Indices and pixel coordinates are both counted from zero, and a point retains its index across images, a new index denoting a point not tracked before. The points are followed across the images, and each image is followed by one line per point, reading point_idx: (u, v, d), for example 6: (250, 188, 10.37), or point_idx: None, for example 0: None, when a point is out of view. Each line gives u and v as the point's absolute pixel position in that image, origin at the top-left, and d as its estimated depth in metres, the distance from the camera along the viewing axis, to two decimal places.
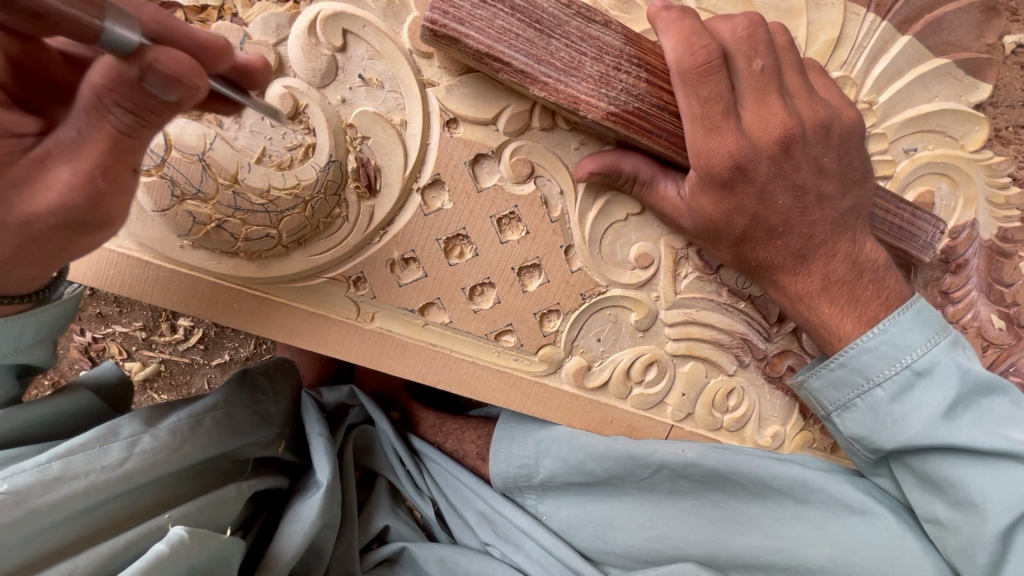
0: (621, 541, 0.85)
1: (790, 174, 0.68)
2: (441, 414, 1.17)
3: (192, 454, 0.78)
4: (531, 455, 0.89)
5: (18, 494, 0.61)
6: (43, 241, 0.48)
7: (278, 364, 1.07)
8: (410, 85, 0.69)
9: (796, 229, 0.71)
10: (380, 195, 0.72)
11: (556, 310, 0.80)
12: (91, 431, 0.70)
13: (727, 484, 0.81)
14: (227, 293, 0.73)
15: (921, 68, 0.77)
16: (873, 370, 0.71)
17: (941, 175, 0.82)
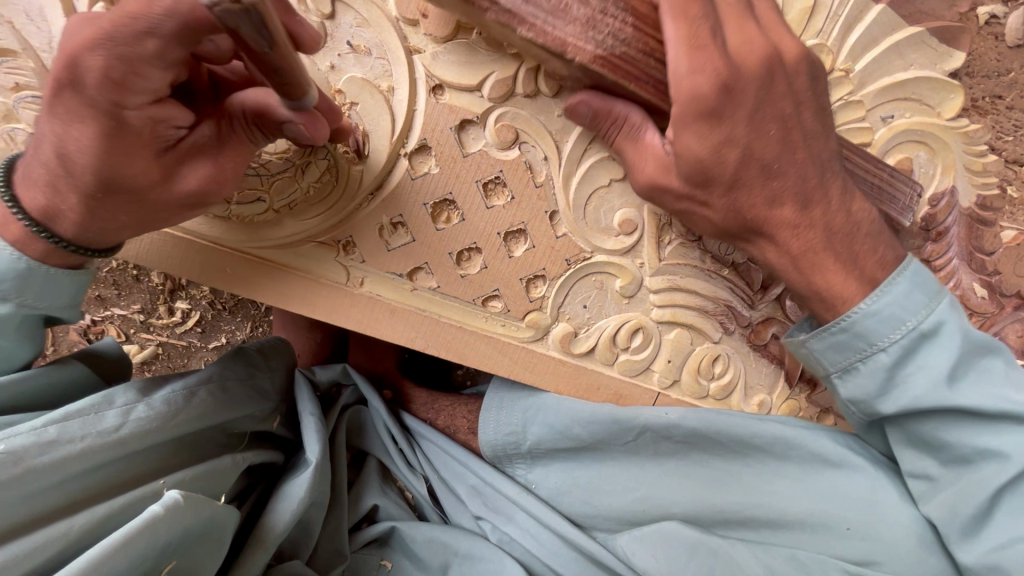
0: (606, 503, 0.86)
1: (775, 105, 0.68)
2: (433, 392, 1.19)
3: (187, 424, 0.79)
4: (519, 422, 0.91)
5: (15, 454, 0.62)
6: (159, 214, 0.63)
7: (274, 343, 1.09)
8: (397, 52, 0.71)
9: (790, 171, 0.69)
10: (368, 161, 0.74)
11: (541, 276, 0.81)
12: (86, 399, 0.71)
13: (709, 445, 0.83)
14: (219, 257, 0.75)
15: (896, 36, 0.79)
16: (878, 335, 0.69)
17: (919, 143, 0.84)
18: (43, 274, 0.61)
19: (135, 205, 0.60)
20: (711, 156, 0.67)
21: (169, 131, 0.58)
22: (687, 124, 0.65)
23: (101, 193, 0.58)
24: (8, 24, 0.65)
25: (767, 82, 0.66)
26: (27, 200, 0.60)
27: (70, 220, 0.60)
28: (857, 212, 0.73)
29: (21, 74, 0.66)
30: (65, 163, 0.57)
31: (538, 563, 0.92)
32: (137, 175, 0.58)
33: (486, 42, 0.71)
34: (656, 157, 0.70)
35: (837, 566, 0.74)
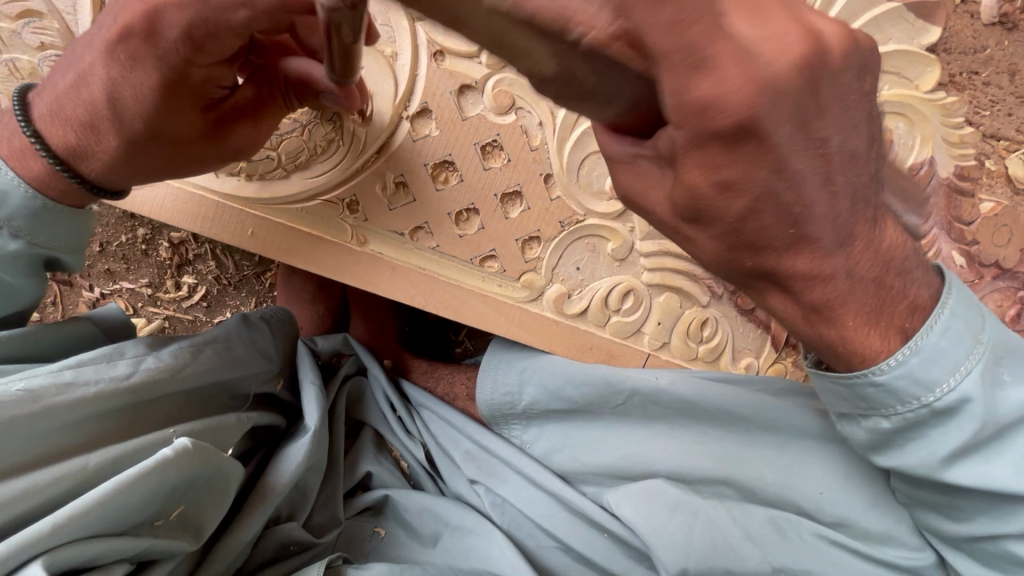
0: (594, 461, 0.86)
1: (822, 118, 0.45)
2: (432, 362, 1.24)
3: (192, 377, 0.81)
4: (514, 381, 0.91)
5: (34, 393, 0.65)
6: (189, 163, 0.68)
7: (277, 312, 1.08)
8: (400, 19, 0.75)
9: (816, 209, 0.49)
10: (372, 123, 0.78)
11: (536, 238, 0.85)
12: (98, 350, 0.73)
13: (698, 409, 0.82)
14: (230, 213, 0.79)
15: (874, 11, 0.83)
16: (881, 403, 0.60)
17: (898, 115, 0.88)
18: (52, 211, 0.65)
19: (174, 154, 0.66)
20: (725, 194, 0.46)
21: (215, 89, 0.64)
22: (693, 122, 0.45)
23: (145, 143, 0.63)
24: None
25: (818, 85, 0.43)
26: (53, 137, 0.63)
27: (103, 161, 0.64)
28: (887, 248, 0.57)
29: (46, 34, 0.70)
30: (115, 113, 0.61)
31: (528, 525, 0.95)
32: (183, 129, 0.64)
33: None
34: (696, 155, 0.43)
35: (810, 529, 0.73)
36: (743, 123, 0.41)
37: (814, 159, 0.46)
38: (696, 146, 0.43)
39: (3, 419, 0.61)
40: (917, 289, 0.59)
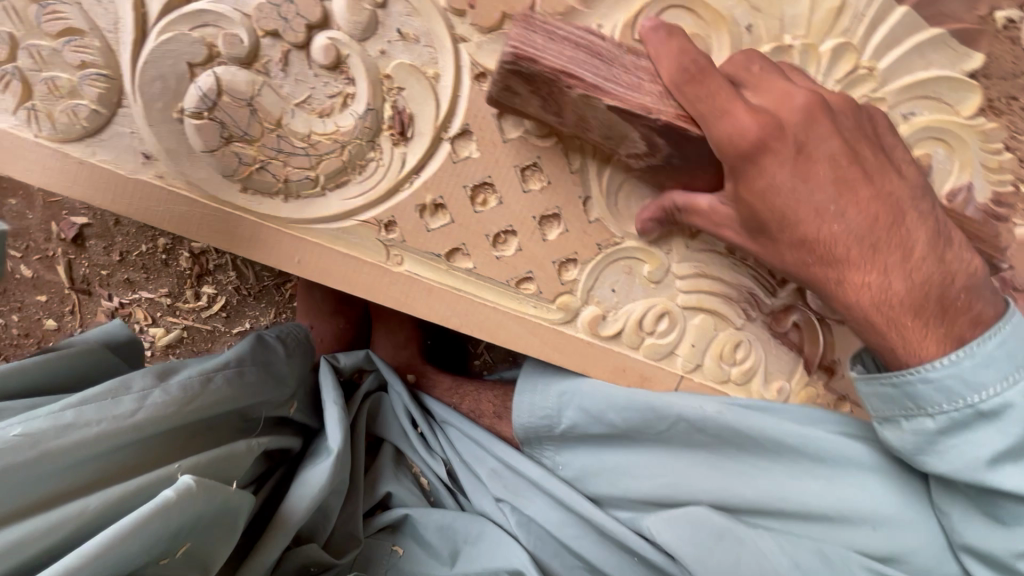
0: (632, 487, 0.89)
1: (832, 145, 0.67)
2: (456, 379, 1.23)
3: (201, 406, 0.82)
4: (552, 407, 0.94)
5: (31, 438, 0.64)
6: None
7: (293, 329, 1.14)
8: (443, 40, 0.74)
9: (850, 214, 0.67)
10: (411, 144, 0.77)
11: (573, 260, 0.84)
12: (101, 386, 0.74)
13: (744, 442, 0.81)
14: (265, 232, 0.78)
15: (917, 37, 0.82)
16: (927, 401, 0.66)
17: (938, 140, 0.88)
18: None
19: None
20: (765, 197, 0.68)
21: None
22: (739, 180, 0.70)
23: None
24: (78, 4, 0.67)
25: (821, 121, 0.67)
26: None
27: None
28: (957, 264, 0.67)
29: (86, 52, 0.68)
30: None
31: (552, 546, 0.95)
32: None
33: None
34: (738, 180, 0.69)
35: (861, 562, 0.73)
36: (758, 148, 0.66)
37: (834, 174, 0.67)
38: (738, 168, 0.68)
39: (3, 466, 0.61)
40: (982, 306, 0.67)
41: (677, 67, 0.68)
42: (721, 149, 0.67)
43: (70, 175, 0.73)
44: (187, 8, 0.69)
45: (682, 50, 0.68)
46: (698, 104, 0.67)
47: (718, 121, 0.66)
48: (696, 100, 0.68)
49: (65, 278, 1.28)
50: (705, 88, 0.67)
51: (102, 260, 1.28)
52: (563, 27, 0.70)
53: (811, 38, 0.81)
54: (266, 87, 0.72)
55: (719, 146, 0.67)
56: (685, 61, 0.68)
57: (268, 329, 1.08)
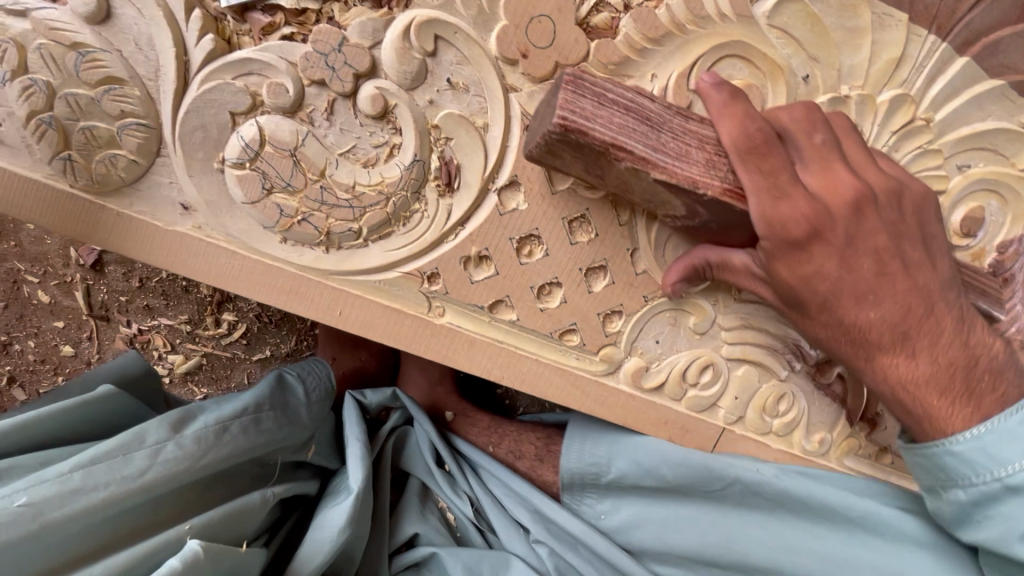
0: (684, 542, 0.95)
1: (878, 236, 0.65)
2: (495, 418, 1.20)
3: (214, 459, 0.80)
4: (603, 455, 0.98)
5: (34, 508, 0.62)
6: None
7: (311, 363, 1.14)
8: (493, 90, 0.72)
9: (887, 301, 0.66)
10: (457, 195, 0.74)
11: (619, 312, 0.82)
12: (115, 439, 0.71)
13: (794, 504, 0.89)
14: (305, 283, 0.75)
15: (976, 88, 0.80)
16: (958, 473, 0.69)
17: (991, 192, 0.85)
18: None
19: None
20: (804, 284, 0.67)
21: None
22: (778, 257, 0.67)
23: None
24: (119, 52, 0.65)
25: (860, 208, 0.64)
26: None
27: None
28: (977, 344, 0.68)
29: (126, 101, 0.66)
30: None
31: None
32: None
33: None
34: (780, 261, 0.67)
35: None
36: (810, 235, 0.64)
37: (871, 264, 0.66)
38: (784, 250, 0.65)
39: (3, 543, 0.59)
40: (1006, 386, 0.68)
41: (742, 137, 0.63)
42: (771, 231, 0.64)
43: (107, 226, 0.70)
44: (231, 57, 0.66)
45: (748, 116, 0.63)
46: (763, 178, 0.63)
47: (770, 203, 0.63)
48: (763, 177, 0.63)
49: (83, 304, 1.25)
50: (768, 167, 0.63)
51: (121, 286, 1.26)
52: (616, 88, 0.65)
53: (868, 89, 0.79)
54: (309, 137, 0.70)
55: (772, 227, 0.64)
56: (748, 131, 0.63)
57: (289, 367, 1.07)
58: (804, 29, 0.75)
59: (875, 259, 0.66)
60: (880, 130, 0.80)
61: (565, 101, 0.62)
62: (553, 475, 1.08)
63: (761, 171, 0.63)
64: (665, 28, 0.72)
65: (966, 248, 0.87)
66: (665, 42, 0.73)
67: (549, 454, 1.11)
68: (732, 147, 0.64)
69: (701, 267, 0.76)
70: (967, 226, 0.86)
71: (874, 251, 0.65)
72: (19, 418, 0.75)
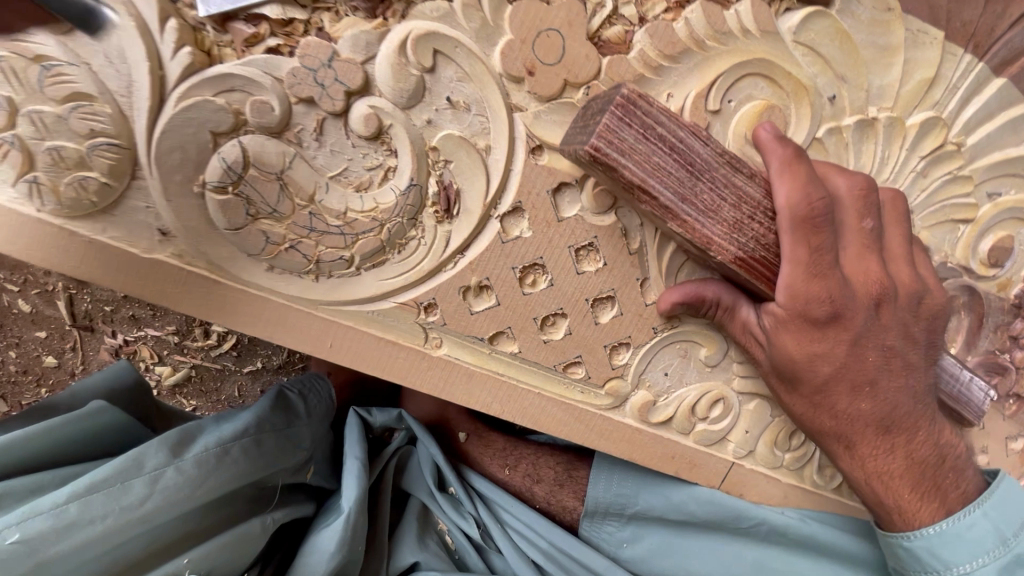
0: (702, 571, 0.99)
1: (888, 333, 0.69)
2: (511, 440, 1.17)
3: (216, 484, 0.75)
4: (629, 489, 1.02)
5: (30, 544, 0.56)
6: None
7: (308, 380, 1.10)
8: (497, 109, 0.66)
9: (874, 393, 0.71)
10: (457, 222, 0.69)
11: (626, 344, 0.78)
12: (112, 465, 0.66)
13: (812, 544, 0.92)
14: (293, 314, 0.71)
15: (1011, 112, 0.75)
16: (910, 565, 0.76)
17: (1021, 221, 0.81)
18: None
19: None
20: (811, 363, 0.69)
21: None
22: (788, 329, 0.68)
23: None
24: (87, 66, 0.58)
25: (883, 305, 0.68)
26: None
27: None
28: (946, 443, 0.75)
29: (96, 119, 0.60)
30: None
31: None
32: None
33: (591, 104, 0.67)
34: (786, 333, 0.69)
35: None
36: (832, 318, 0.66)
37: (880, 355, 0.70)
38: (795, 324, 0.67)
39: None
40: (966, 485, 0.74)
41: (798, 207, 0.63)
42: (799, 304, 0.65)
43: (78, 254, 0.65)
44: (210, 72, 0.60)
45: (808, 187, 0.62)
46: (810, 257, 0.63)
47: (807, 278, 0.64)
48: (811, 255, 0.63)
49: (65, 314, 1.19)
50: (818, 246, 0.63)
51: (106, 296, 1.19)
52: (667, 123, 0.62)
53: (897, 110, 0.73)
54: (297, 159, 0.64)
55: (803, 301, 0.65)
56: (808, 201, 0.62)
57: (287, 384, 1.03)
58: (832, 45, 0.70)
59: (883, 350, 0.70)
60: (909, 154, 0.75)
61: (605, 129, 0.60)
62: (573, 501, 1.09)
63: (809, 247, 0.63)
64: (682, 44, 0.67)
65: (992, 279, 0.83)
66: (682, 59, 0.67)
67: (569, 480, 1.10)
68: (785, 211, 0.63)
69: (708, 302, 0.73)
70: (994, 255, 0.81)
71: (884, 345, 0.69)
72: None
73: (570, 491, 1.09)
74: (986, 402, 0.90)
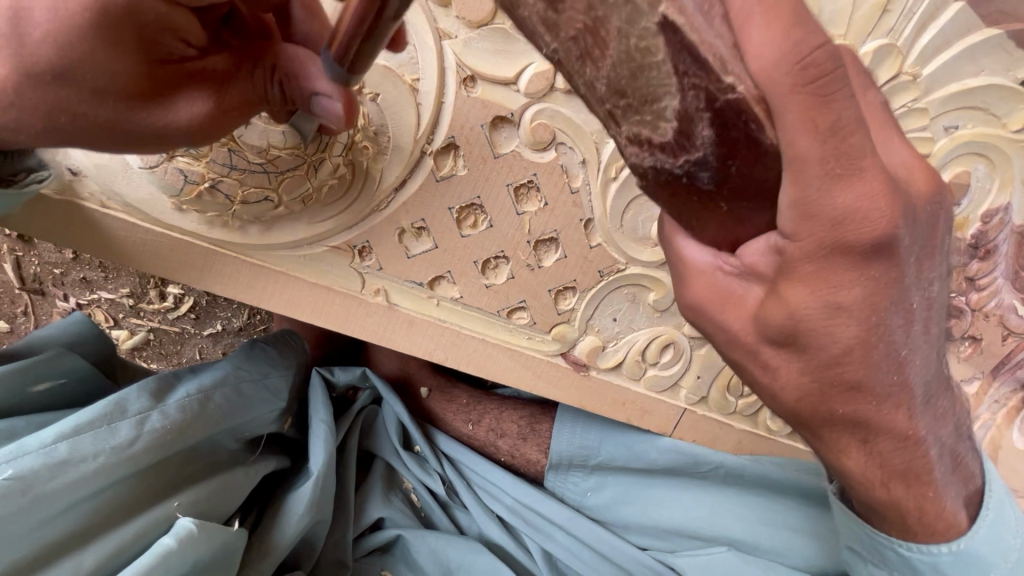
0: (665, 518, 0.98)
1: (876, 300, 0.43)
2: (474, 395, 1.14)
3: (200, 431, 0.73)
4: (593, 440, 1.02)
5: (23, 481, 0.56)
6: (109, 126, 0.50)
7: (284, 335, 0.97)
8: (424, 36, 0.62)
9: (918, 346, 0.49)
10: (387, 158, 0.66)
11: (572, 288, 0.76)
12: (96, 409, 0.64)
13: (767, 485, 0.94)
14: (220, 260, 0.68)
15: (970, 39, 0.71)
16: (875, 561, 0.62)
17: (979, 156, 0.78)
18: None
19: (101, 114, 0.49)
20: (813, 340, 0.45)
21: (175, 44, 0.49)
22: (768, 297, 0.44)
23: (53, 83, 0.46)
24: None
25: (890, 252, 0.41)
26: None
27: None
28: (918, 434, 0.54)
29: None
30: (14, 33, 0.44)
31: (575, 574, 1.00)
32: (135, 92, 0.49)
33: (524, 29, 0.63)
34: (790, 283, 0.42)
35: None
36: (883, 244, 0.40)
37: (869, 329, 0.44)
38: (811, 259, 0.41)
39: None
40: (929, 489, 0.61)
41: (785, 64, 0.34)
42: (817, 221, 0.38)
43: None
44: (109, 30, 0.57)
45: (803, 24, 0.33)
46: (819, 144, 0.36)
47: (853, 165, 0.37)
48: (833, 142, 0.36)
49: (13, 277, 1.15)
50: (847, 133, 0.36)
51: (53, 258, 1.14)
52: None
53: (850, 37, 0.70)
54: None
55: (816, 215, 0.38)
56: (804, 48, 0.33)
57: (263, 333, 0.92)
58: None
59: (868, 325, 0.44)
60: None
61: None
62: (537, 453, 1.07)
63: (817, 124, 0.35)
64: None
65: None
66: None
67: (532, 433, 1.08)
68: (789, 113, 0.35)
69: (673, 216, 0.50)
70: None
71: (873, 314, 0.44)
72: None
73: (533, 443, 1.08)
74: None
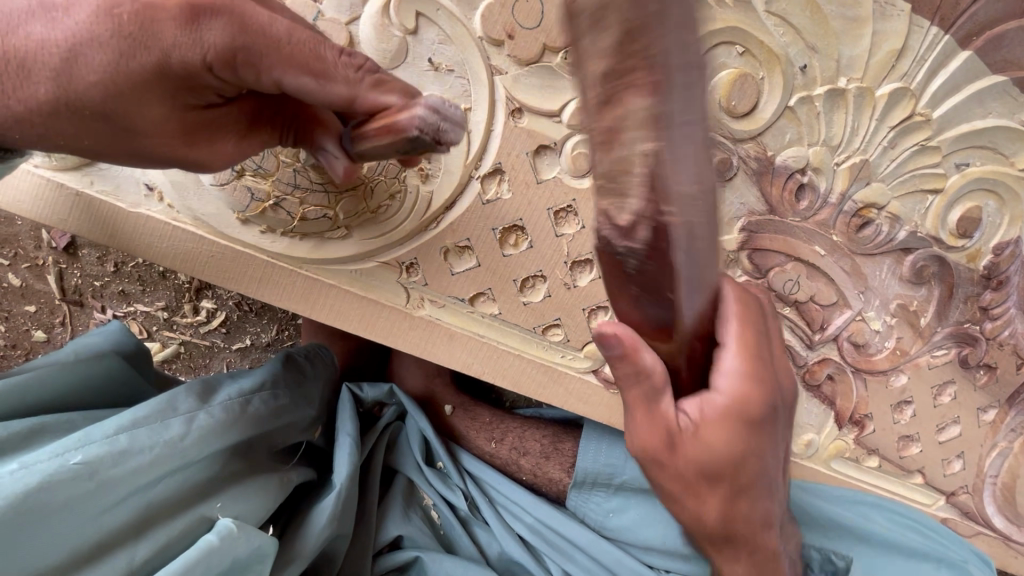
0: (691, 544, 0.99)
1: (783, 445, 0.64)
2: (496, 413, 1.17)
3: (243, 432, 0.75)
4: (619, 458, 1.04)
5: (90, 467, 0.58)
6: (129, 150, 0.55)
7: (315, 348, 1.00)
8: (478, 71, 0.68)
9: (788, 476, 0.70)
10: (438, 181, 0.71)
11: (604, 308, 0.79)
12: (149, 405, 0.66)
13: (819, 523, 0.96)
14: (277, 272, 0.73)
15: (976, 84, 0.77)
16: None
17: (989, 192, 0.83)
18: None
19: (121, 139, 0.53)
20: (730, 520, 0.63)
21: (210, 96, 0.53)
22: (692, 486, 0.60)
23: (89, 117, 0.51)
24: None
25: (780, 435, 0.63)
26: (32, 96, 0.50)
27: (19, 111, 0.51)
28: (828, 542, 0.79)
29: None
30: (65, 69, 0.49)
31: None
32: (165, 131, 0.53)
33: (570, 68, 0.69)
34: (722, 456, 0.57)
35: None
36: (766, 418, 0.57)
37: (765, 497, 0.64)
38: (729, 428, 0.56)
39: (61, 502, 0.56)
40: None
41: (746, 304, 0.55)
42: (736, 396, 0.54)
43: (63, 206, 0.68)
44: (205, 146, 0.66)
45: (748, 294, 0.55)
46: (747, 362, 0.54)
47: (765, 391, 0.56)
48: (756, 355, 0.54)
49: (55, 288, 1.21)
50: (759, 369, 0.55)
51: (96, 270, 1.21)
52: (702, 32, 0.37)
53: (866, 81, 0.75)
54: None
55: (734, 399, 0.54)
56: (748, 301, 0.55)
57: (298, 347, 0.95)
58: (803, 16, 0.73)
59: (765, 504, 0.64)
60: (878, 125, 0.77)
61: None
62: (559, 472, 1.10)
63: (743, 347, 0.54)
64: None
65: (961, 250, 0.85)
66: None
67: (555, 452, 1.11)
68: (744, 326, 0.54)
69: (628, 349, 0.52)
70: (963, 226, 0.84)
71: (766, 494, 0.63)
72: (28, 373, 0.69)
73: (556, 461, 1.10)
74: (957, 372, 0.92)
